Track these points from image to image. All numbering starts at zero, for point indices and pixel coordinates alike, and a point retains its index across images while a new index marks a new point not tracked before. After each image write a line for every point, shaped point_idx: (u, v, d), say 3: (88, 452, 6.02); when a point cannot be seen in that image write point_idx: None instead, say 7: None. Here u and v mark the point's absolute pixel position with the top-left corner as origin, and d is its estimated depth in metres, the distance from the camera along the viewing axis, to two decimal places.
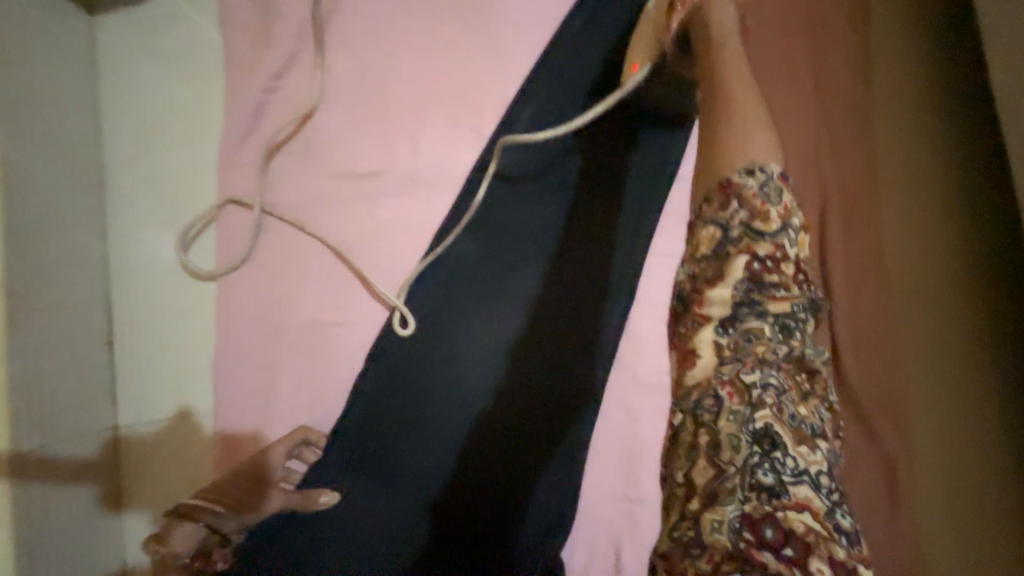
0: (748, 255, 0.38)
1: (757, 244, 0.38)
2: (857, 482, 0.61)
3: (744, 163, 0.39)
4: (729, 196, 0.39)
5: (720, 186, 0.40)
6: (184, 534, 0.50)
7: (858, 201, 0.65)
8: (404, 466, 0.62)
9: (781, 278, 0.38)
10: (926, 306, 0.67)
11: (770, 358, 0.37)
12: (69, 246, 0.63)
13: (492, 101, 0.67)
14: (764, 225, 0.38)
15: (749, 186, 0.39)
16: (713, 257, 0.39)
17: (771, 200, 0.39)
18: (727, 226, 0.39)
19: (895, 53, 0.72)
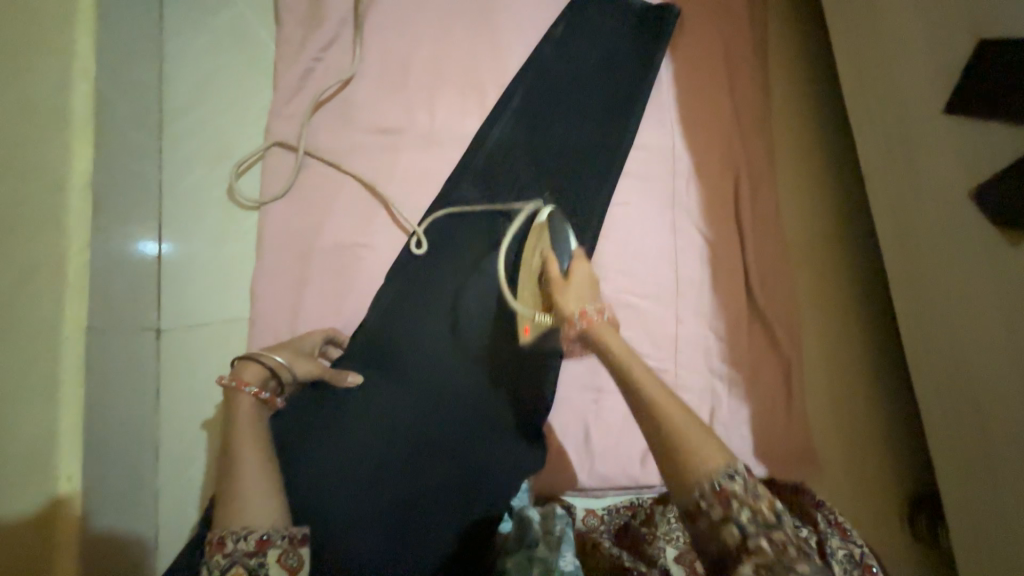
0: (763, 536, 0.43)
1: (765, 515, 0.43)
2: (761, 378, 0.82)
3: (723, 467, 0.45)
4: (729, 500, 0.44)
5: (713, 493, 0.44)
6: (250, 372, 0.61)
7: (762, 171, 0.89)
8: (414, 369, 0.73)
9: (791, 547, 0.43)
10: (815, 251, 0.89)
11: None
12: (135, 170, 0.75)
13: (494, 82, 0.87)
14: (768, 523, 0.44)
15: (739, 492, 0.44)
16: (730, 544, 0.44)
17: (759, 497, 0.44)
18: (736, 523, 0.43)
19: (790, 63, 0.96)
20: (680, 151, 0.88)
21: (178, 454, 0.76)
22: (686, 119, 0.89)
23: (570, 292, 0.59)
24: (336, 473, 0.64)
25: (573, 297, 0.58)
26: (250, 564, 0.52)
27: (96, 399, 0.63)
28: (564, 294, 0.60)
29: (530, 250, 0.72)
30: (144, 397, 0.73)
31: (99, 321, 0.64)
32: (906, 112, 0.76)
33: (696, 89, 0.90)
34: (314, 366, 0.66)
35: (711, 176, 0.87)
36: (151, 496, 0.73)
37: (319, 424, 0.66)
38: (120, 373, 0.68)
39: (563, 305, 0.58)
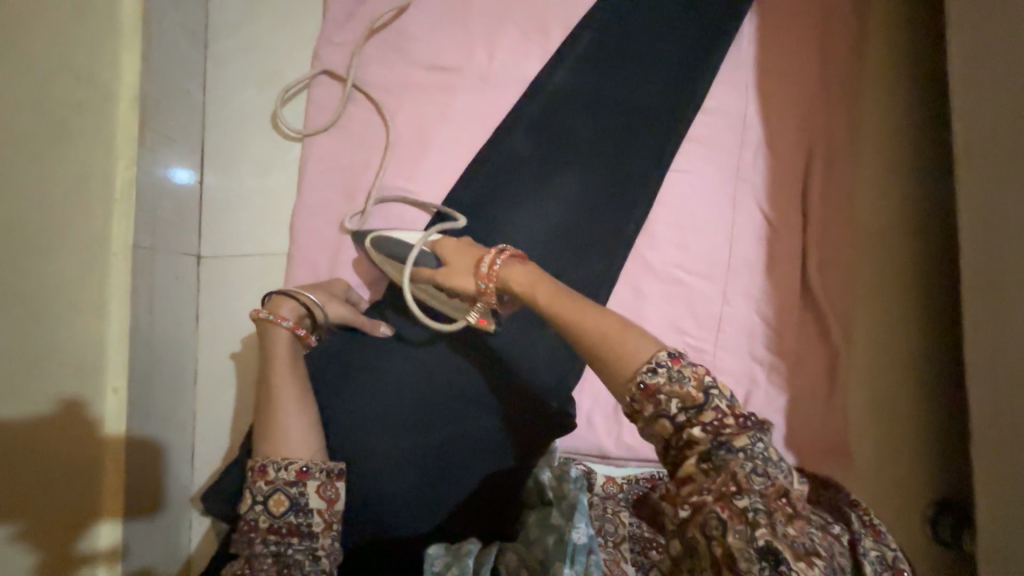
0: (697, 424, 0.43)
1: (703, 414, 0.43)
2: (803, 367, 0.79)
3: (646, 362, 0.45)
4: (657, 395, 0.44)
5: (641, 393, 0.44)
6: (287, 307, 0.63)
7: (839, 148, 0.82)
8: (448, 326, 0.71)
9: (731, 430, 0.43)
10: (883, 241, 0.83)
11: (744, 476, 0.42)
12: (182, 87, 0.72)
13: (560, 24, 0.80)
14: (697, 405, 0.43)
15: (663, 385, 0.44)
16: (674, 443, 0.44)
17: (687, 382, 0.44)
18: (670, 417, 0.44)
19: (889, 27, 0.86)
20: (752, 120, 0.81)
21: (213, 380, 0.77)
22: (763, 83, 0.81)
23: (458, 270, 0.62)
24: (373, 414, 0.64)
25: (467, 269, 0.62)
26: (292, 493, 0.54)
27: (142, 320, 0.63)
28: (460, 278, 0.61)
29: (431, 294, 0.68)
30: (185, 321, 0.74)
31: (145, 239, 0.64)
32: (1008, 86, 0.66)
33: (779, 49, 0.82)
34: (345, 310, 0.67)
35: (782, 150, 0.81)
36: (188, 417, 0.75)
37: (355, 366, 0.66)
38: (163, 296, 0.68)
39: (465, 288, 0.61)
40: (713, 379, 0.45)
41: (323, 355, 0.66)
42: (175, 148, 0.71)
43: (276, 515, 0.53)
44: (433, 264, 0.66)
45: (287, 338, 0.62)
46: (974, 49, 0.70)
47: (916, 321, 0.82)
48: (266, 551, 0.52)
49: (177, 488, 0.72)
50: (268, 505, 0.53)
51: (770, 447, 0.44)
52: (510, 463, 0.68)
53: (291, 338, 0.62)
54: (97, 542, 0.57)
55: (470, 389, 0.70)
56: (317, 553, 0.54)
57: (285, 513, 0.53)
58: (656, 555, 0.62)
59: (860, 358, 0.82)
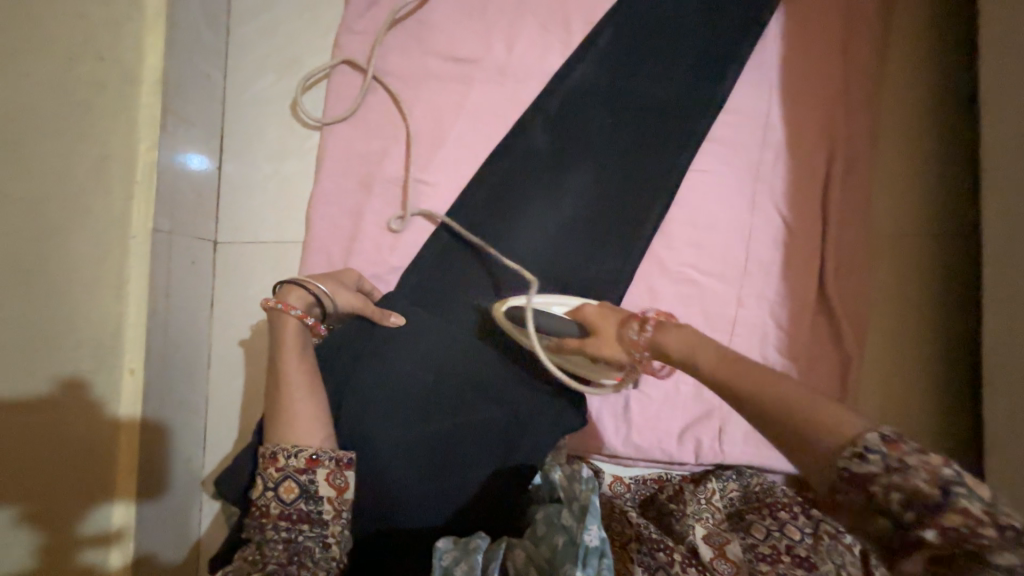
0: (930, 526, 0.39)
1: (941, 515, 0.38)
2: (815, 371, 0.79)
3: (854, 444, 0.41)
4: (871, 486, 0.40)
5: (847, 480, 0.41)
6: (296, 296, 0.62)
7: (862, 151, 0.80)
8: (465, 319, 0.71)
9: (984, 538, 0.38)
10: (903, 248, 0.82)
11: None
12: (203, 73, 0.72)
13: (582, 18, 0.79)
14: (929, 501, 0.39)
15: (880, 475, 0.40)
16: (894, 534, 0.41)
17: (916, 475, 0.39)
18: (893, 512, 0.40)
19: (919, 29, 0.84)
20: (774, 121, 0.80)
21: (225, 365, 0.78)
22: (787, 84, 0.80)
23: (608, 341, 0.59)
24: (380, 402, 0.65)
25: (614, 335, 0.59)
26: (302, 480, 0.54)
27: (160, 304, 0.64)
28: (616, 351, 0.59)
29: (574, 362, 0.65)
30: (200, 306, 0.75)
31: (165, 225, 0.65)
32: None
33: (806, 49, 0.80)
34: (355, 300, 0.65)
35: (805, 152, 0.79)
36: (201, 401, 0.76)
37: (368, 354, 0.66)
38: (180, 281, 0.69)
39: (623, 360, 0.59)
40: (956, 471, 0.39)
41: (333, 345, 0.65)
42: (195, 133, 0.72)
43: (287, 501, 0.54)
44: (575, 331, 0.63)
45: (296, 328, 0.61)
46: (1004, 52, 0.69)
47: (934, 330, 0.81)
48: (278, 537, 0.53)
49: (189, 470, 0.73)
50: (278, 492, 0.54)
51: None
52: (517, 454, 0.68)
53: (300, 328, 0.61)
54: (113, 515, 0.57)
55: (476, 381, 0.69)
56: (327, 540, 0.55)
57: (295, 500, 0.54)
58: (665, 556, 0.60)
59: (874, 365, 0.81)
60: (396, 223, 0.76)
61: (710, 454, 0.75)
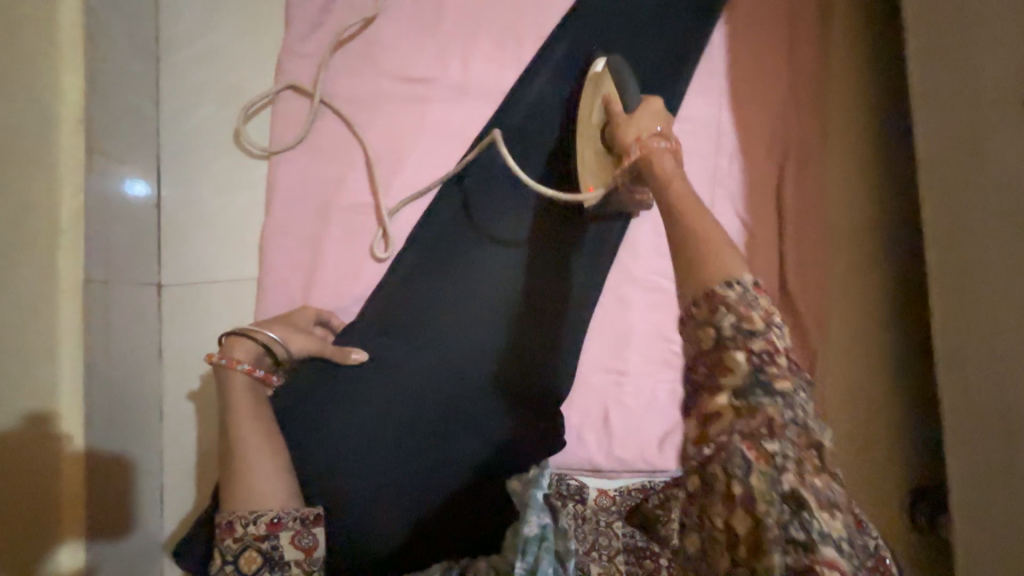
0: (742, 348, 0.40)
1: (751, 343, 0.40)
2: None
3: (724, 277, 0.42)
4: (721, 305, 0.41)
5: (706, 298, 0.42)
6: (242, 348, 0.55)
7: (811, 152, 0.83)
8: (430, 357, 0.68)
9: (778, 369, 0.40)
10: (856, 243, 0.86)
11: (780, 419, 0.38)
12: (132, 105, 0.67)
13: (534, 33, 0.78)
14: (754, 328, 0.40)
15: (732, 298, 0.41)
16: (710, 362, 0.41)
17: (754, 306, 0.41)
18: (721, 331, 0.41)
19: (854, 33, 0.88)
20: (726, 126, 0.82)
21: (178, 415, 0.72)
22: (736, 90, 0.82)
23: (640, 118, 0.60)
24: (354, 442, 0.62)
25: (632, 132, 0.58)
26: (263, 548, 0.48)
27: (97, 359, 0.59)
28: (630, 121, 0.60)
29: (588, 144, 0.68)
30: (146, 356, 0.69)
31: (98, 273, 0.59)
32: (973, 98, 0.68)
33: (752, 56, 0.83)
34: (311, 342, 0.60)
35: (756, 154, 0.82)
36: (154, 457, 0.70)
37: (335, 399, 0.62)
38: (121, 332, 0.64)
39: (621, 138, 0.60)
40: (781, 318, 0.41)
41: (292, 391, 0.60)
42: (127, 170, 0.66)
43: (248, 573, 0.48)
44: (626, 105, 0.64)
45: (246, 385, 0.54)
46: (928, 60, 0.74)
47: (890, 320, 0.85)
48: None
49: (145, 535, 0.67)
50: (238, 564, 0.48)
51: (809, 403, 0.41)
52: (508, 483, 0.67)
53: (251, 383, 0.54)
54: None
55: (458, 414, 0.67)
56: None
57: (258, 570, 0.48)
58: (651, 563, 0.61)
59: (838, 358, 0.85)
60: (381, 248, 0.73)
61: None
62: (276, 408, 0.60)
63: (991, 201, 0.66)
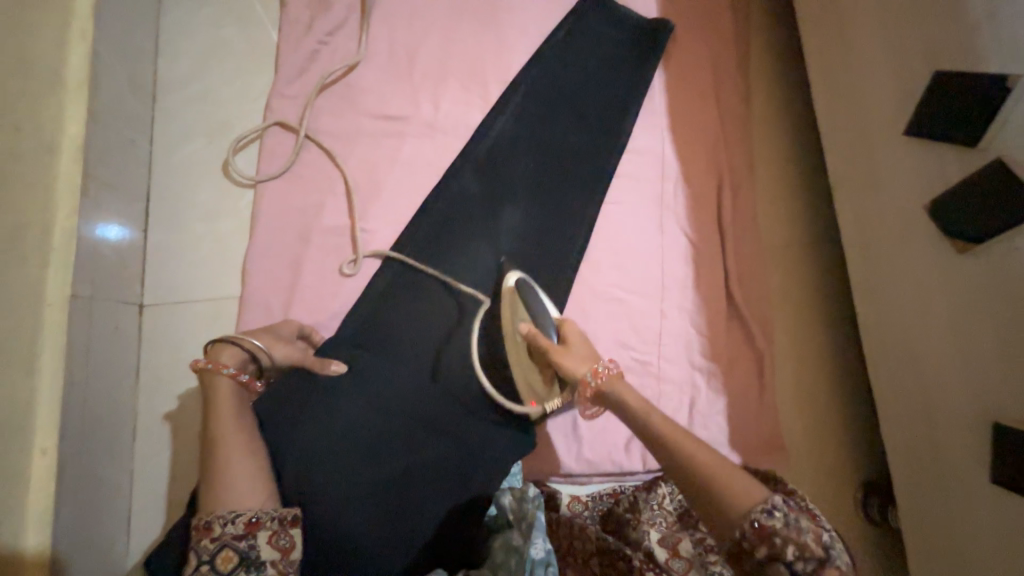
0: (790, 547, 0.47)
1: (789, 541, 0.48)
2: (737, 372, 0.88)
3: (759, 505, 0.49)
4: (774, 536, 0.48)
5: (756, 531, 0.48)
6: (229, 354, 0.57)
7: (743, 179, 0.96)
8: (404, 373, 0.72)
9: (809, 551, 0.48)
10: (791, 257, 0.96)
11: (807, 573, 0.48)
12: (127, 139, 0.73)
13: (498, 78, 0.89)
14: (814, 557, 0.48)
15: (781, 529, 0.48)
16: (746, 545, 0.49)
17: (798, 528, 0.48)
18: (764, 539, 0.48)
19: (772, 81, 1.04)
20: (669, 157, 0.93)
21: (152, 437, 0.72)
22: (675, 127, 0.94)
23: (571, 354, 0.64)
24: (329, 447, 0.64)
25: (576, 364, 0.63)
26: (240, 548, 0.50)
27: (76, 372, 0.60)
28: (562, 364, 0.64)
29: (517, 358, 0.71)
30: (123, 375, 0.70)
31: (83, 290, 0.62)
32: (866, 132, 0.82)
33: (687, 100, 0.96)
34: (293, 351, 0.63)
35: (697, 182, 0.93)
36: (125, 479, 0.69)
37: (313, 405, 0.65)
38: (102, 348, 0.66)
39: (570, 367, 0.62)
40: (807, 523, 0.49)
41: (272, 397, 0.64)
42: (117, 197, 0.71)
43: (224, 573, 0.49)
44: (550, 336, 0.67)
45: (231, 389, 0.56)
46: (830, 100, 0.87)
47: (828, 325, 0.95)
48: None
49: (110, 562, 0.65)
50: (214, 564, 0.49)
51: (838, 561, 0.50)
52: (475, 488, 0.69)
53: (236, 388, 0.57)
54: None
55: (433, 420, 0.71)
56: None
57: (234, 570, 0.49)
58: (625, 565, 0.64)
59: (786, 361, 0.93)
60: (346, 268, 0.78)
61: (656, 460, 0.80)
62: (256, 411, 0.63)
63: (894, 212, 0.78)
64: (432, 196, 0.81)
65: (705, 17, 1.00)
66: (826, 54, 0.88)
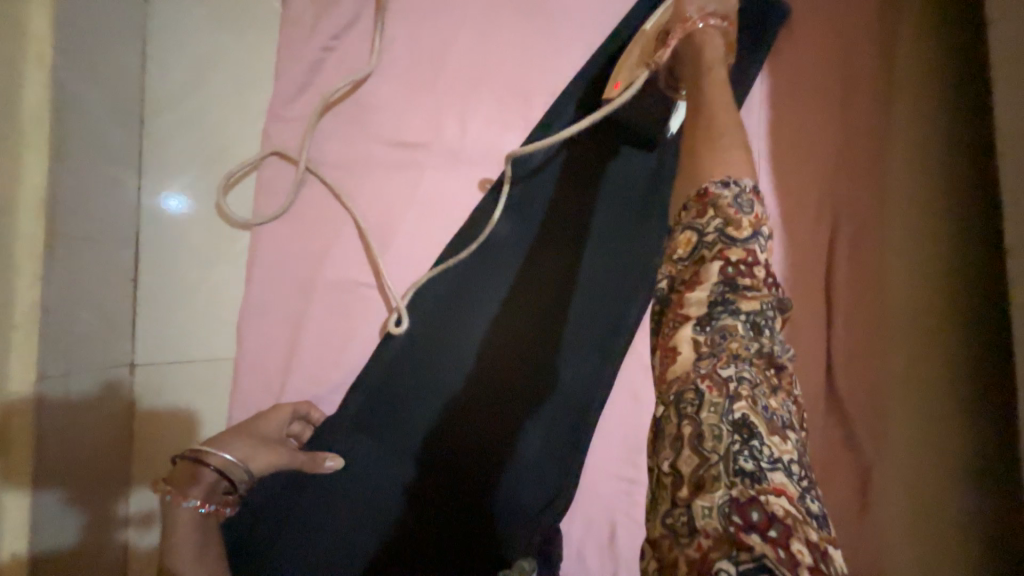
0: (723, 258, 0.38)
1: (730, 251, 0.38)
2: (829, 482, 0.70)
3: (718, 176, 0.40)
4: (711, 203, 0.40)
5: (699, 195, 0.40)
6: (193, 476, 0.46)
7: (869, 226, 0.72)
8: (411, 449, 0.62)
9: (752, 284, 0.38)
10: (927, 318, 0.66)
11: (741, 351, 0.37)
12: (109, 179, 0.63)
13: (543, 90, 0.70)
14: (741, 236, 0.39)
15: (728, 198, 0.39)
16: (688, 261, 0.40)
17: (744, 211, 0.39)
18: (702, 232, 0.39)
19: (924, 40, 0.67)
20: (767, 193, 0.72)
21: (148, 507, 0.67)
22: (778, 148, 0.73)
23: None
24: (331, 558, 0.58)
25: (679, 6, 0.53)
26: None
27: (57, 463, 0.54)
28: None
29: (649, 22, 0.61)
30: (115, 443, 0.64)
31: (58, 368, 0.55)
32: None
33: (795, 120, 0.73)
34: (277, 457, 0.52)
35: (801, 227, 0.72)
36: (121, 551, 0.65)
37: (299, 514, 0.57)
38: (85, 423, 0.59)
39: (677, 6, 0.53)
40: (770, 229, 0.40)
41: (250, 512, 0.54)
42: (99, 248, 0.62)
43: None
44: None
45: (196, 524, 0.45)
46: None
47: None
48: None
49: None
50: None
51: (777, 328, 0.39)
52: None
53: (201, 520, 0.46)
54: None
55: (422, 512, 0.61)
56: None
57: None
58: None
59: (897, 467, 0.67)
60: (344, 327, 0.67)
61: None
62: (228, 529, 0.53)
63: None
64: (455, 248, 0.65)
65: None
66: None
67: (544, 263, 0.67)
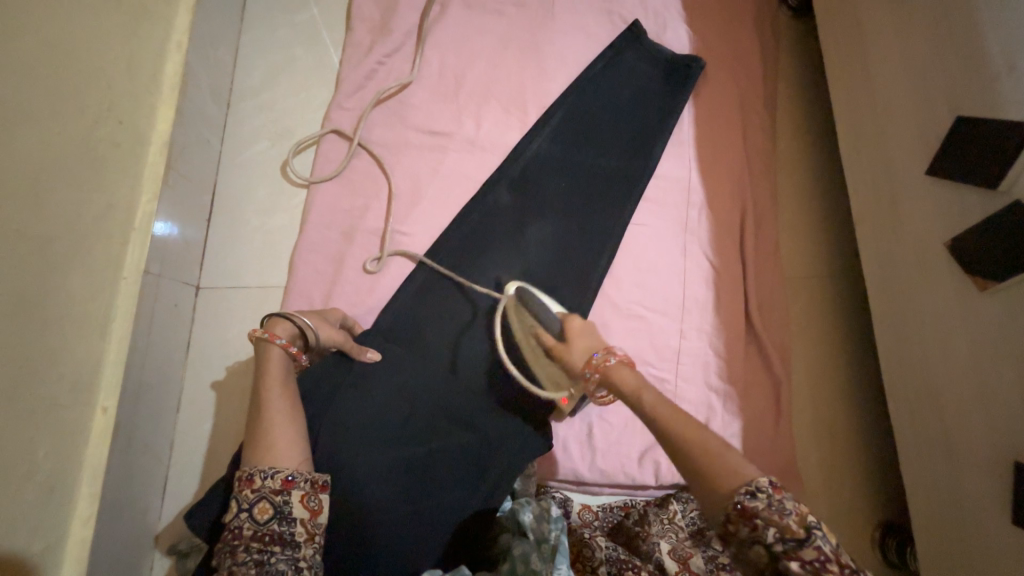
0: (795, 558, 0.43)
1: (799, 555, 0.43)
2: (751, 398, 0.89)
3: (746, 484, 0.47)
4: (754, 517, 0.45)
5: (738, 512, 0.46)
6: (282, 327, 0.65)
7: (767, 211, 0.99)
8: (429, 371, 0.75)
9: None
10: (808, 283, 0.99)
11: None
12: (202, 140, 0.83)
13: (536, 102, 0.96)
14: (797, 538, 0.44)
15: (762, 509, 0.45)
16: (750, 537, 0.45)
17: (788, 515, 0.45)
18: (768, 547, 0.44)
19: (801, 115, 1.09)
20: (695, 183, 0.97)
21: (194, 410, 0.77)
22: (703, 154, 0.99)
23: (577, 348, 0.67)
24: (354, 432, 0.67)
25: (582, 351, 0.67)
26: (276, 501, 0.54)
27: (139, 341, 0.68)
28: (568, 354, 0.68)
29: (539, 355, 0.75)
30: (177, 348, 0.77)
31: (154, 268, 0.71)
32: (893, 164, 0.84)
33: (713, 133, 1.00)
34: (337, 334, 0.68)
35: (723, 208, 0.96)
36: (166, 445, 0.74)
37: (344, 390, 0.69)
38: (159, 320, 0.72)
39: (576, 366, 0.66)
40: (817, 520, 0.45)
41: (309, 382, 0.68)
42: (190, 189, 0.80)
43: (260, 523, 0.53)
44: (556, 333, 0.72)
45: (281, 359, 0.63)
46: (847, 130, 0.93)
47: (845, 354, 0.95)
48: (249, 560, 0.51)
49: (143, 521, 0.69)
50: (252, 513, 0.53)
51: None
52: (500, 503, 0.70)
53: (285, 358, 0.63)
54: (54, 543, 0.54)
55: (439, 411, 0.72)
56: (299, 564, 0.52)
57: (269, 521, 0.53)
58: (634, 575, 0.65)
59: (802, 387, 0.94)
60: (372, 265, 0.84)
61: (669, 476, 0.79)
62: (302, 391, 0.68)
63: (919, 251, 0.79)
64: (473, 205, 0.86)
65: (734, 56, 1.06)
66: (848, 94, 0.93)
67: (536, 222, 0.86)
